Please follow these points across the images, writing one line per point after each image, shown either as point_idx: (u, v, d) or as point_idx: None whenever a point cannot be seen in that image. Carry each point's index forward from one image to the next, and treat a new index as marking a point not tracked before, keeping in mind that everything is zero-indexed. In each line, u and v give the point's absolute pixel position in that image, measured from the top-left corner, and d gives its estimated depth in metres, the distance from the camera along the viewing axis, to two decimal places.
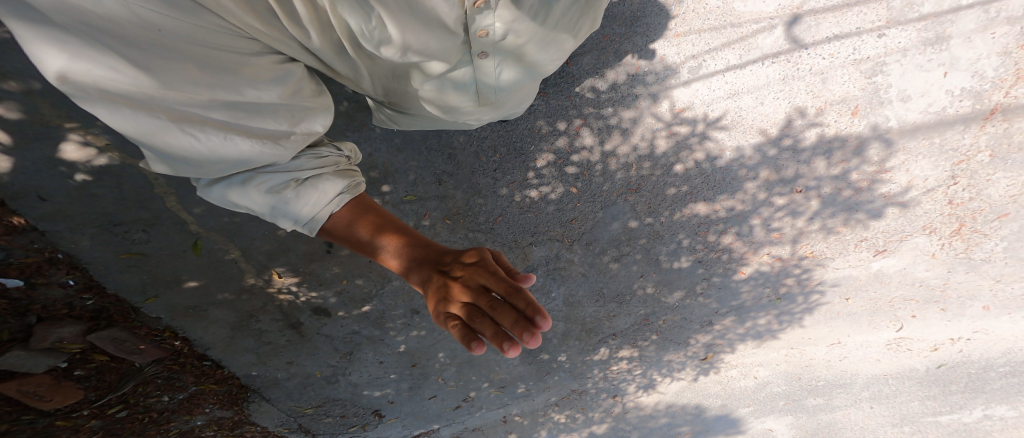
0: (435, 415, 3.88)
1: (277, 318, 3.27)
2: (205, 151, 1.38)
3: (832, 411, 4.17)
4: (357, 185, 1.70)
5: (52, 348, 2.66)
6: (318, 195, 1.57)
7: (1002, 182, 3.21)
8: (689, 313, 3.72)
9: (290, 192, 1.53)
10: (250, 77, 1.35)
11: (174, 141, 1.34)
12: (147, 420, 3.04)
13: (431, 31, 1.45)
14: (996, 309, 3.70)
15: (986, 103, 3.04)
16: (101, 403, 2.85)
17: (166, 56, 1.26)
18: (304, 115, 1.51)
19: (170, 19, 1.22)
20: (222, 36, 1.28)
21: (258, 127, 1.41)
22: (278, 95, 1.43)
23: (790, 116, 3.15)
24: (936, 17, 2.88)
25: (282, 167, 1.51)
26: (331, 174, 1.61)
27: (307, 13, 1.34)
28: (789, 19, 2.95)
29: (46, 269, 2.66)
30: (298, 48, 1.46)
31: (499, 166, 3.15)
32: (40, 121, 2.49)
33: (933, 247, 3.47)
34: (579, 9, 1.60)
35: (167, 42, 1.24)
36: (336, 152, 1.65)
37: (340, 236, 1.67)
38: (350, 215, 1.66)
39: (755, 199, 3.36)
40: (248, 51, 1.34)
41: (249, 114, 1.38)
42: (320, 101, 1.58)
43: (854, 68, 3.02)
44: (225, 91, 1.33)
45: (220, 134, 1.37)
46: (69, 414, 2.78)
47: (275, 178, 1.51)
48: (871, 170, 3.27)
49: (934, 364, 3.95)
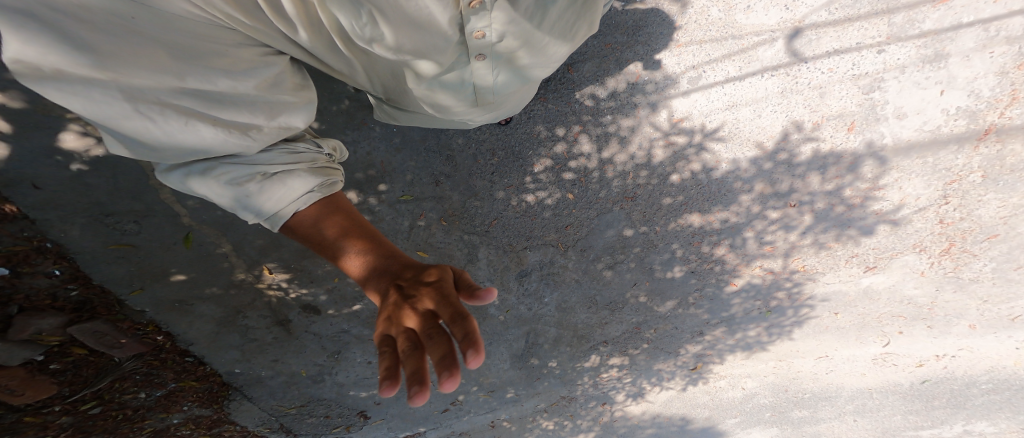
0: (422, 417, 3.86)
1: (265, 314, 3.24)
2: (164, 137, 1.37)
3: (817, 424, 4.20)
4: (332, 184, 1.66)
5: (30, 339, 2.60)
6: (282, 191, 1.53)
7: (992, 202, 3.25)
8: (680, 323, 3.74)
9: (251, 185, 1.50)
10: (225, 66, 1.37)
11: (137, 131, 1.34)
12: (121, 418, 2.99)
13: (425, 27, 1.44)
14: (982, 328, 3.75)
15: (980, 123, 3.07)
16: (75, 399, 2.79)
17: (134, 39, 1.28)
18: (282, 107, 1.50)
19: (150, 9, 1.28)
20: (200, 22, 1.32)
21: (228, 116, 1.40)
22: (254, 86, 1.43)
23: (787, 130, 3.17)
24: (936, 34, 2.92)
25: (251, 159, 1.49)
26: (303, 170, 1.57)
27: (295, 13, 1.35)
28: (790, 32, 2.98)
29: (33, 258, 2.63)
30: (282, 40, 1.46)
31: (496, 170, 3.15)
32: (42, 110, 2.49)
33: (923, 265, 3.51)
34: (576, 11, 1.61)
35: (142, 31, 1.29)
36: (315, 148, 1.63)
37: (302, 234, 1.62)
38: (317, 215, 1.61)
39: (749, 212, 3.38)
40: (228, 40, 1.36)
41: (219, 102, 1.38)
42: (303, 95, 1.57)
43: (852, 84, 3.05)
44: (198, 79, 1.35)
45: (184, 120, 1.36)
46: (39, 409, 2.71)
47: (240, 170, 1.48)
48: (865, 187, 3.31)
49: (918, 380, 3.99)
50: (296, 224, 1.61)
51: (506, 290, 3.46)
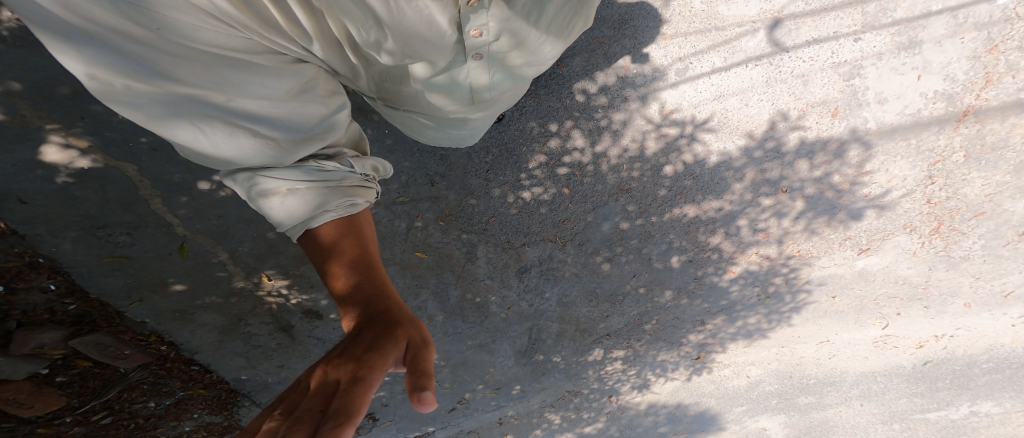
0: (429, 417, 3.83)
1: (268, 321, 3.21)
2: (211, 149, 1.42)
3: (824, 409, 4.20)
4: (354, 206, 1.60)
5: (33, 353, 2.59)
6: (303, 208, 1.53)
7: (977, 181, 3.32)
8: (681, 313, 3.75)
9: (277, 199, 1.52)
10: (258, 75, 1.37)
11: (189, 143, 1.41)
12: (133, 427, 2.96)
13: (426, 31, 1.45)
14: (977, 306, 3.79)
15: (958, 105, 3.16)
16: (85, 409, 2.78)
17: (172, 52, 1.29)
18: (311, 116, 1.49)
19: (178, 22, 1.26)
20: (222, 35, 1.29)
21: (266, 128, 1.43)
22: (285, 94, 1.42)
23: (773, 119, 3.24)
24: (909, 22, 3.02)
25: (280, 174, 1.50)
26: (328, 189, 1.55)
27: (306, 20, 1.35)
28: (771, 23, 3.06)
29: (27, 273, 2.61)
30: (303, 51, 1.44)
31: (491, 167, 3.18)
32: (21, 122, 2.48)
33: (914, 245, 3.56)
34: (572, 7, 1.62)
35: (176, 43, 1.29)
36: (346, 168, 1.59)
37: (312, 247, 1.59)
38: (332, 233, 1.57)
39: (742, 199, 3.43)
40: (250, 51, 1.34)
41: (256, 113, 1.41)
42: (333, 102, 1.56)
43: (833, 71, 3.13)
44: (236, 90, 1.36)
45: (227, 131, 1.40)
46: (51, 421, 2.70)
47: (268, 184, 1.50)
48: (852, 172, 3.37)
49: (919, 361, 4.02)
50: (309, 236, 1.59)
51: (506, 287, 3.47)
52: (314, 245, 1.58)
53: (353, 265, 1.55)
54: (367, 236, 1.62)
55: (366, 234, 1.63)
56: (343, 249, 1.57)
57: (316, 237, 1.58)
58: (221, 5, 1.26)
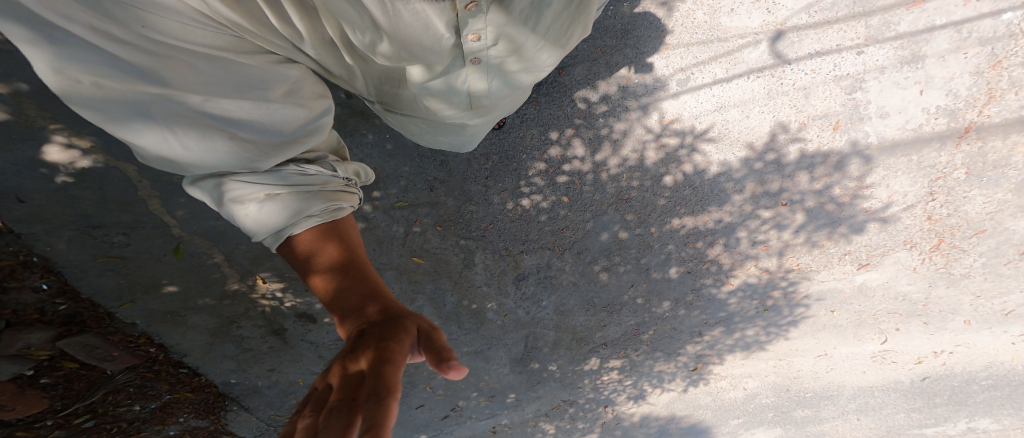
0: (422, 424, 3.81)
1: (260, 324, 3.21)
2: (183, 151, 1.40)
3: (820, 423, 4.20)
4: (337, 209, 1.63)
5: (18, 354, 2.59)
6: (283, 213, 1.54)
7: (977, 199, 3.31)
8: (679, 324, 3.74)
9: (254, 205, 1.51)
10: (241, 77, 1.37)
11: (159, 145, 1.38)
12: (116, 430, 2.97)
13: (422, 34, 1.43)
14: (977, 323, 3.77)
15: (961, 121, 3.15)
16: (67, 412, 2.78)
17: (151, 50, 1.28)
18: (295, 119, 1.48)
19: (165, 19, 1.26)
20: (211, 33, 1.30)
21: (246, 131, 1.41)
22: (272, 96, 1.42)
23: (773, 130, 3.23)
24: (912, 36, 3.01)
25: (253, 179, 1.49)
26: (309, 193, 1.55)
27: (300, 19, 1.36)
28: (773, 35, 3.05)
29: (19, 272, 2.62)
30: (294, 49, 1.45)
31: (490, 174, 3.18)
32: (25, 121, 2.48)
33: (915, 261, 3.54)
34: (572, 15, 1.60)
35: (159, 41, 1.28)
36: (328, 172, 1.60)
37: (296, 255, 1.60)
38: (316, 240, 1.59)
39: (742, 211, 3.42)
40: (240, 49, 1.35)
41: (233, 115, 1.39)
42: (319, 105, 1.55)
43: (835, 85, 3.13)
44: (218, 91, 1.36)
45: (201, 134, 1.38)
46: (31, 424, 2.71)
47: (243, 190, 1.49)
48: (853, 185, 3.36)
49: (918, 377, 3.99)
50: (290, 245, 1.60)
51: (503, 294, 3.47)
52: (296, 254, 1.60)
53: (332, 274, 1.57)
54: (349, 238, 1.64)
55: (347, 235, 1.65)
56: (323, 253, 1.59)
57: (294, 243, 1.59)
58: (218, 6, 1.28)
